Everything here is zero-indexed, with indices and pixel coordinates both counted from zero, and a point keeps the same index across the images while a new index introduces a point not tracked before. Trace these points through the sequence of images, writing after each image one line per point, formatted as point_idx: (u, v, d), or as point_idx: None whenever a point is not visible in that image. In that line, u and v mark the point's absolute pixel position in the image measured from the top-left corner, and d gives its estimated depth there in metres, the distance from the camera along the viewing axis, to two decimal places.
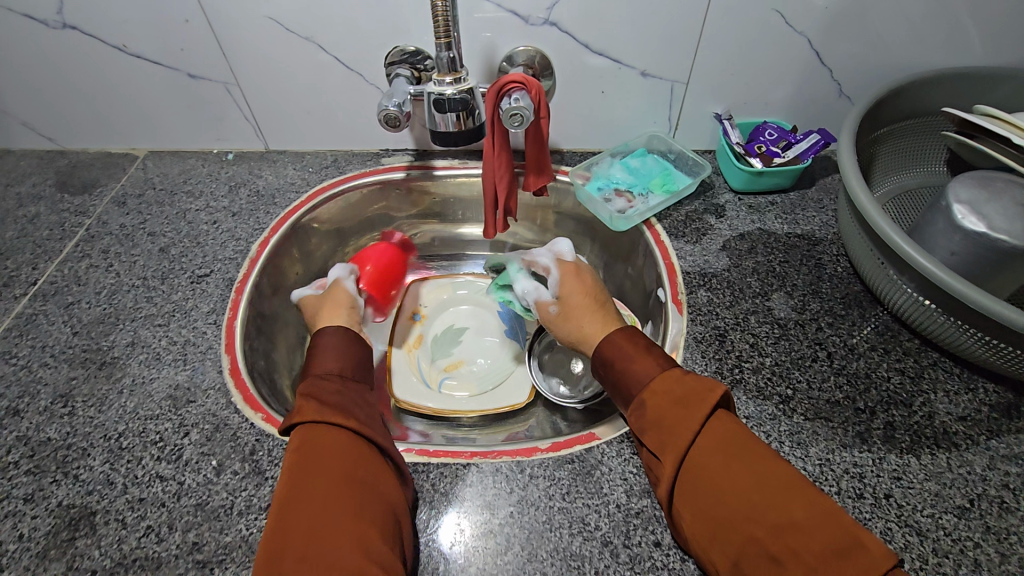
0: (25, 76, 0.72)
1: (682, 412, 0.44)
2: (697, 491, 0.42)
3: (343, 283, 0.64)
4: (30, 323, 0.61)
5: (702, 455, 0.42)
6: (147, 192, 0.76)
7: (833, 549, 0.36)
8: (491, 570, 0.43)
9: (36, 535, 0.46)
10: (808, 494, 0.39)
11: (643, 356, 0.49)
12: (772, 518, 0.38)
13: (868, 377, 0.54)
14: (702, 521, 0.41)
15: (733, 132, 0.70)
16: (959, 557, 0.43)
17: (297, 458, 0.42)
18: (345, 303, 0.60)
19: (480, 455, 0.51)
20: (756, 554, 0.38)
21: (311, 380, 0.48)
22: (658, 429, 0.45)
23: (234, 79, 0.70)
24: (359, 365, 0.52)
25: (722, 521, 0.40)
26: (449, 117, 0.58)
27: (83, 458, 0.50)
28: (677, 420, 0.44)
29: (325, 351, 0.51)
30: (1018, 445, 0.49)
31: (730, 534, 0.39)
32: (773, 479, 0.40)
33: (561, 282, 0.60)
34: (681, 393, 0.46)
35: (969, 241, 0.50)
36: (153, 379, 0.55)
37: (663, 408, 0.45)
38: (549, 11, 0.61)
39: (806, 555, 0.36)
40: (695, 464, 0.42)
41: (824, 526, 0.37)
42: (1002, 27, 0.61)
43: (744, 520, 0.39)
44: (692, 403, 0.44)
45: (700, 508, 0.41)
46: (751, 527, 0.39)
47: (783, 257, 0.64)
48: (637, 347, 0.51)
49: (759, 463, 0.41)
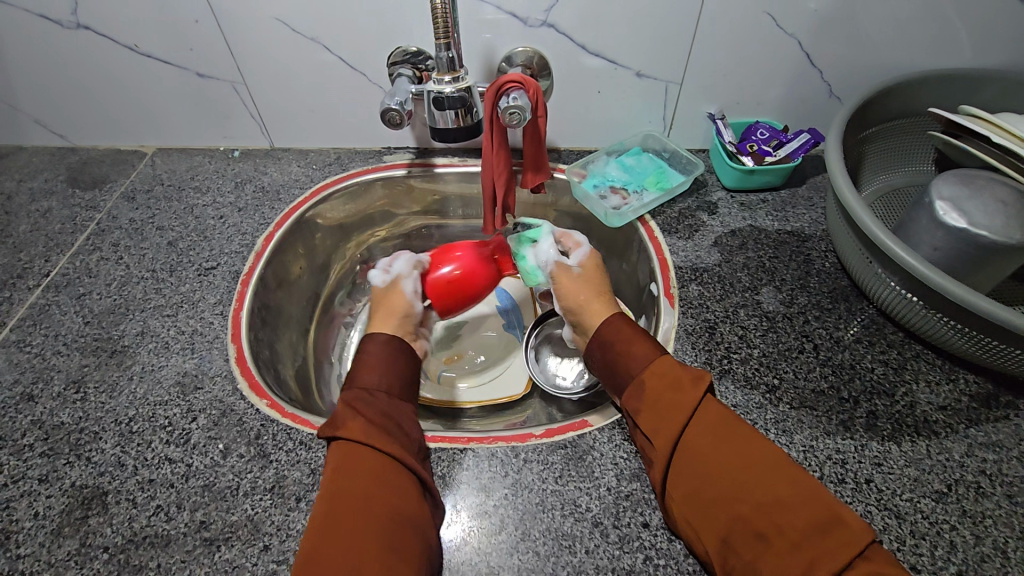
0: (39, 74, 0.75)
1: (675, 397, 0.46)
2: (689, 472, 0.44)
3: (402, 284, 0.62)
4: (43, 313, 0.63)
5: (692, 437, 0.45)
6: (156, 188, 0.78)
7: (816, 525, 0.38)
8: (486, 548, 0.45)
9: (51, 513, 0.48)
10: (792, 475, 0.41)
11: (641, 340, 0.52)
12: (757, 497, 0.40)
13: (853, 368, 0.55)
14: (692, 500, 0.43)
15: (726, 131, 0.71)
16: (935, 539, 0.44)
17: (335, 472, 0.43)
18: (398, 314, 0.59)
19: (477, 440, 0.52)
20: (742, 530, 0.40)
21: (354, 394, 0.48)
22: (652, 410, 0.47)
23: (242, 78, 0.73)
24: (403, 381, 0.52)
25: (711, 499, 0.42)
26: (448, 115, 0.60)
27: (95, 441, 0.52)
28: (671, 403, 0.46)
29: (369, 364, 0.51)
30: (996, 433, 0.50)
31: (719, 512, 0.41)
32: (759, 460, 0.42)
33: (585, 256, 0.64)
34: (672, 379, 0.48)
35: (951, 237, 0.52)
36: (162, 367, 0.57)
37: (659, 392, 0.47)
38: (547, 13, 0.63)
39: (790, 530, 0.38)
40: (687, 447, 0.44)
41: (806, 504, 0.39)
42: (987, 29, 0.63)
43: (731, 498, 0.41)
44: (683, 386, 0.47)
45: (691, 489, 0.43)
46: (738, 506, 0.41)
47: (773, 253, 0.65)
48: (636, 335, 0.53)
49: (748, 446, 0.43)
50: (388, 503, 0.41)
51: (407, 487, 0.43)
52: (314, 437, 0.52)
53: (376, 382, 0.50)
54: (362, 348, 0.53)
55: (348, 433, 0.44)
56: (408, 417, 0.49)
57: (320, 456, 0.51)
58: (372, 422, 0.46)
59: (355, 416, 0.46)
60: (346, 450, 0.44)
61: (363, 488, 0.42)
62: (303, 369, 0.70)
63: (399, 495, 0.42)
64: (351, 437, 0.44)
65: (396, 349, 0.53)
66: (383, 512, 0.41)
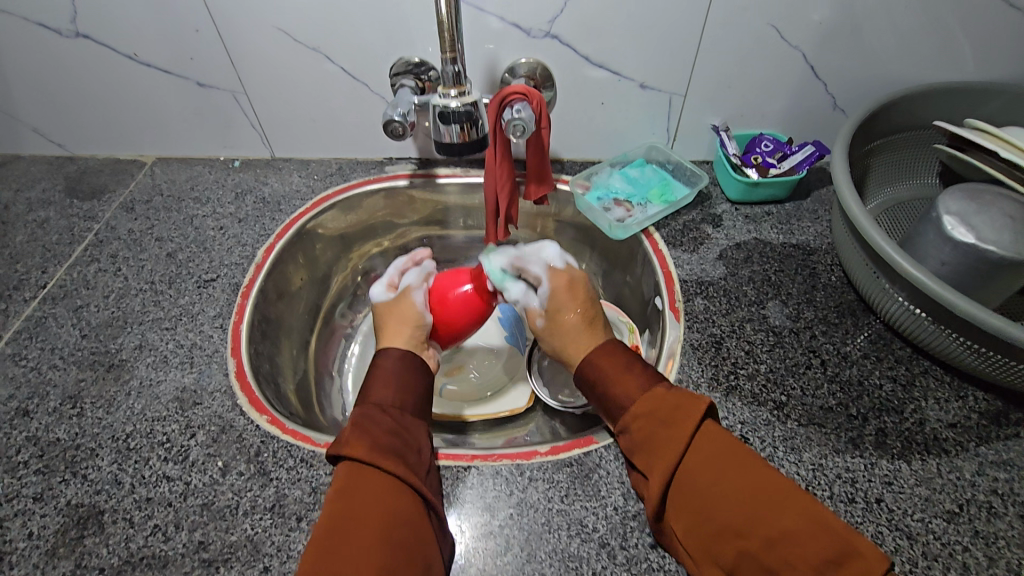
0: (38, 83, 0.74)
1: (666, 435, 0.45)
2: (686, 507, 0.43)
3: (412, 295, 0.60)
4: (39, 326, 0.62)
5: (689, 472, 0.43)
6: (155, 199, 0.77)
7: (825, 556, 0.37)
8: (491, 570, 0.44)
9: (45, 534, 0.47)
10: (799, 503, 0.40)
11: (625, 375, 0.50)
12: (762, 531, 0.39)
13: (861, 385, 0.55)
14: (695, 533, 0.42)
15: (730, 143, 0.71)
16: (948, 561, 0.44)
17: (337, 498, 0.42)
18: (410, 326, 0.58)
19: (481, 458, 0.51)
20: (749, 563, 0.39)
21: (360, 411, 0.47)
22: (648, 448, 0.46)
23: (243, 88, 0.72)
24: (415, 398, 0.51)
25: (713, 533, 0.41)
26: (453, 128, 0.60)
27: (92, 459, 0.51)
28: (665, 440, 0.45)
29: (379, 382, 0.50)
30: (1006, 451, 0.50)
31: (721, 545, 0.40)
32: (763, 492, 0.41)
33: (550, 299, 0.58)
34: (667, 410, 0.46)
35: (959, 252, 0.52)
36: (161, 381, 0.57)
37: (651, 427, 0.46)
38: (550, 25, 0.63)
39: (796, 564, 0.38)
40: (685, 480, 0.43)
41: (813, 536, 0.38)
42: (991, 43, 0.63)
43: (735, 534, 0.40)
44: (676, 420, 0.45)
45: (691, 523, 0.42)
46: (743, 541, 0.40)
47: (778, 267, 0.65)
48: (615, 368, 0.51)
49: (751, 476, 0.42)
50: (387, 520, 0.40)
51: (408, 506, 0.42)
52: (316, 455, 0.51)
53: (387, 399, 0.49)
54: (375, 365, 0.52)
55: (352, 450, 0.43)
56: (421, 438, 0.48)
57: (322, 474, 0.50)
58: (375, 440, 0.44)
59: (360, 435, 0.44)
60: (345, 471, 0.43)
61: (365, 508, 0.41)
62: (303, 381, 0.69)
63: (398, 515, 0.41)
64: (354, 457, 0.43)
65: (409, 366, 0.52)
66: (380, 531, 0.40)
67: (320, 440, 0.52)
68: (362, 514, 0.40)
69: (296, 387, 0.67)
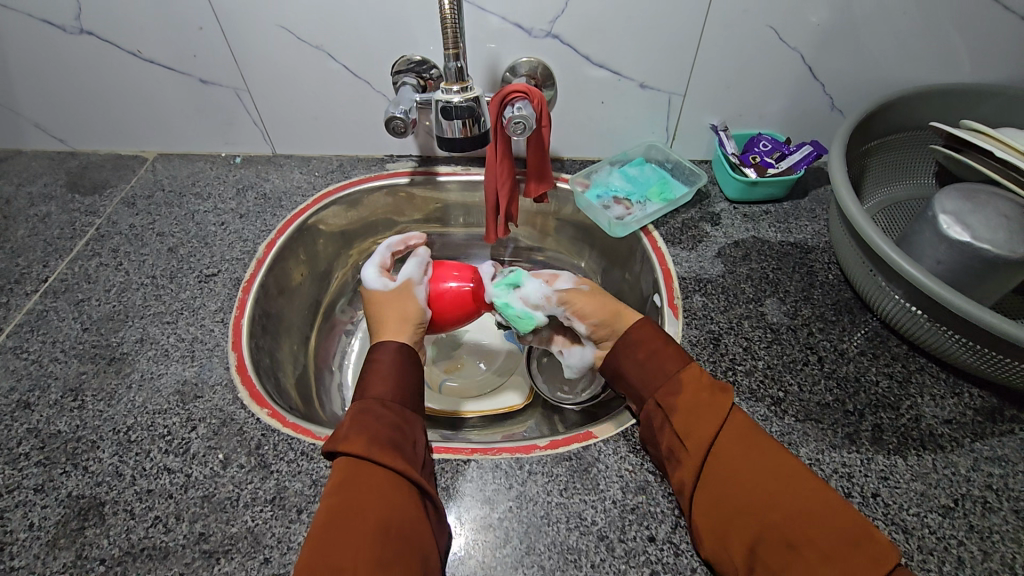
0: (41, 79, 0.74)
1: (706, 402, 0.47)
2: (714, 482, 0.44)
3: (414, 291, 0.61)
4: (40, 319, 0.62)
5: (724, 444, 0.45)
6: (157, 194, 0.77)
7: (844, 535, 0.39)
8: (490, 562, 0.45)
9: (46, 524, 0.47)
10: (818, 488, 0.41)
11: (672, 343, 0.52)
12: (788, 507, 0.40)
13: (857, 381, 0.55)
14: (720, 510, 0.42)
15: (728, 143, 0.72)
16: (943, 555, 0.44)
17: (337, 489, 0.42)
18: (412, 321, 0.59)
19: (480, 452, 0.52)
20: (771, 543, 0.40)
21: (359, 406, 0.47)
22: (688, 412, 0.47)
23: (246, 85, 0.72)
24: (412, 392, 0.51)
25: (738, 509, 0.42)
26: (456, 124, 0.59)
27: (93, 451, 0.51)
28: (711, 404, 0.46)
29: (377, 377, 0.51)
30: (1001, 447, 0.50)
31: (747, 519, 0.41)
32: (785, 472, 0.42)
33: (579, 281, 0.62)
34: (706, 382, 0.48)
35: (955, 250, 0.52)
36: (162, 375, 0.57)
37: (698, 390, 0.48)
38: (551, 24, 0.63)
39: (824, 538, 0.39)
40: (718, 452, 0.44)
41: (833, 517, 0.40)
42: (987, 46, 0.63)
43: (760, 510, 0.41)
44: (717, 390, 0.47)
45: (718, 496, 0.43)
46: (766, 518, 0.41)
47: (776, 265, 0.65)
48: (659, 335, 0.53)
49: (777, 458, 0.43)
50: (389, 512, 0.41)
51: (409, 498, 0.42)
52: (316, 448, 0.51)
53: (388, 392, 0.49)
54: (372, 359, 0.53)
55: (348, 447, 0.43)
56: (419, 431, 0.49)
57: (322, 467, 0.50)
58: (375, 434, 0.45)
59: (358, 431, 0.45)
60: (347, 464, 0.43)
61: (366, 499, 0.41)
62: (303, 376, 0.69)
63: (397, 508, 0.41)
64: (353, 453, 0.43)
65: (404, 361, 0.53)
66: (381, 524, 0.40)
67: (321, 433, 0.53)
68: (364, 506, 0.41)
69: (296, 381, 0.67)
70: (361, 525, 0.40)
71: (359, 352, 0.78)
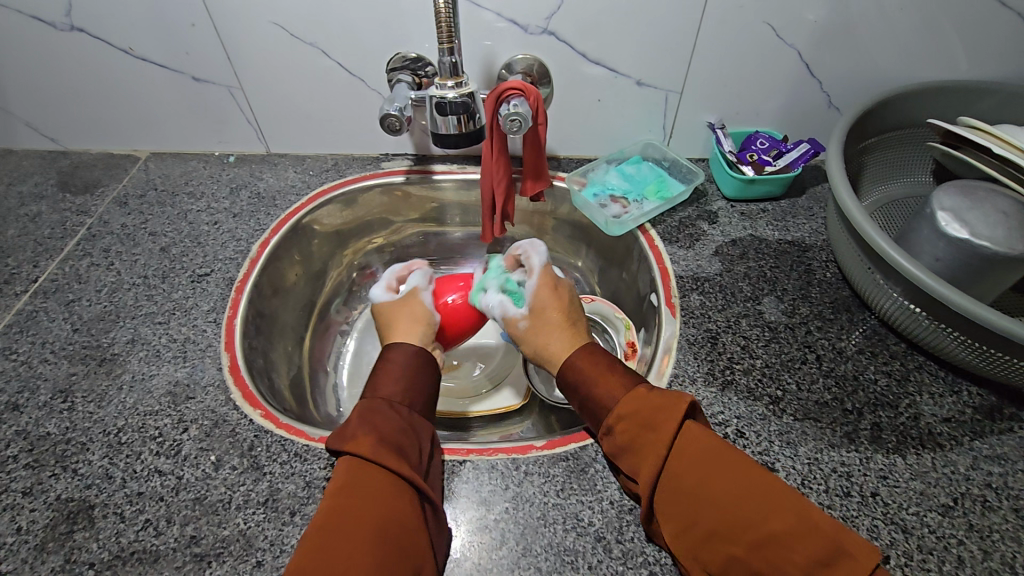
0: (27, 76, 0.73)
1: (653, 428, 0.45)
2: (675, 511, 0.42)
3: (419, 296, 0.61)
4: (30, 320, 0.61)
5: (675, 473, 0.43)
6: (149, 193, 0.76)
7: (813, 560, 0.38)
8: (486, 564, 0.44)
9: (34, 528, 0.46)
10: (791, 509, 0.40)
11: (610, 374, 0.50)
12: (749, 535, 0.39)
13: (856, 379, 0.55)
14: (684, 537, 0.42)
15: (726, 140, 0.72)
16: (943, 554, 0.44)
17: (336, 488, 0.42)
18: (422, 321, 0.59)
19: (477, 452, 0.51)
20: (736, 565, 0.40)
21: (375, 408, 0.47)
22: (631, 443, 0.46)
23: (238, 82, 0.72)
24: (421, 398, 0.51)
25: (700, 537, 0.41)
26: (450, 120, 0.59)
27: (83, 453, 0.50)
28: (650, 441, 0.45)
29: (388, 380, 0.51)
30: (1000, 445, 0.50)
31: (712, 548, 0.40)
32: (746, 497, 0.41)
33: (535, 291, 0.59)
34: (649, 412, 0.46)
35: (953, 247, 0.52)
36: (153, 376, 0.56)
37: (636, 424, 0.46)
38: (547, 21, 0.63)
39: (782, 565, 0.38)
40: (672, 483, 0.43)
41: (801, 540, 0.38)
42: (984, 41, 0.63)
43: (722, 538, 0.40)
44: (663, 416, 0.45)
45: (678, 524, 0.42)
46: (729, 544, 0.40)
47: (774, 263, 0.65)
48: (604, 363, 0.52)
49: (742, 479, 0.42)
50: (389, 511, 0.40)
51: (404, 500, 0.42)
52: (310, 449, 0.50)
53: (397, 394, 0.50)
54: (385, 359, 0.53)
55: (359, 446, 0.43)
56: (426, 440, 0.48)
57: (316, 468, 0.49)
58: (384, 436, 0.45)
59: (369, 431, 0.45)
60: (349, 466, 0.43)
61: (362, 503, 0.41)
62: (297, 377, 0.69)
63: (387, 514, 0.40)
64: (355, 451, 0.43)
65: (418, 364, 0.53)
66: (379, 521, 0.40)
67: (314, 434, 0.52)
68: (358, 509, 0.40)
69: (291, 383, 0.67)
70: (358, 525, 0.39)
71: (355, 351, 0.77)
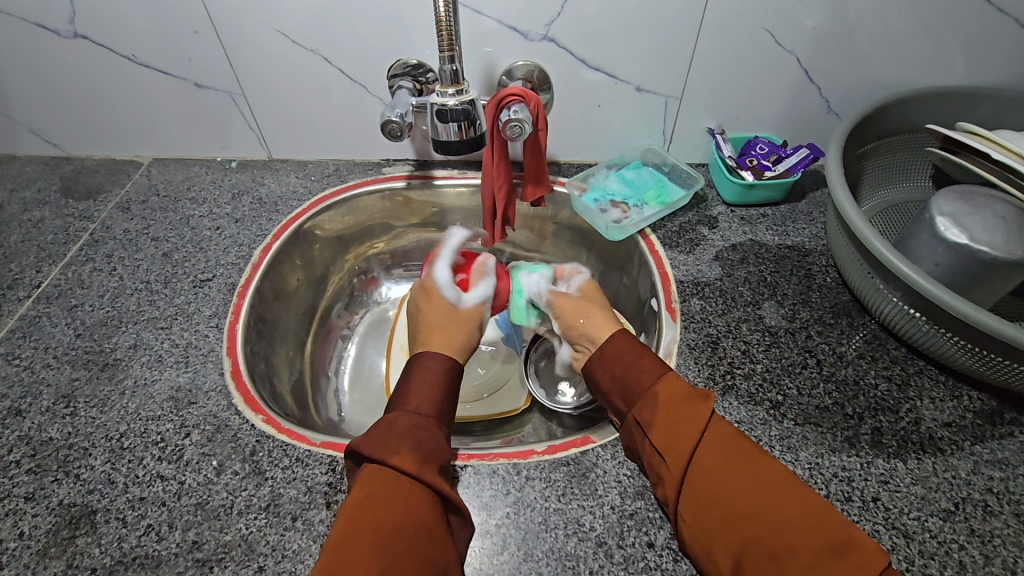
0: (31, 82, 0.74)
1: (686, 416, 0.45)
2: (698, 497, 0.42)
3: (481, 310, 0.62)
4: (33, 325, 0.62)
5: (702, 460, 0.44)
6: (152, 199, 0.77)
7: (830, 546, 0.38)
8: (488, 568, 0.44)
9: (36, 533, 0.46)
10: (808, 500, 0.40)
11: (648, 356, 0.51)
12: (772, 520, 0.40)
13: (856, 384, 0.55)
14: (704, 520, 0.42)
15: (726, 146, 0.72)
16: (944, 559, 0.44)
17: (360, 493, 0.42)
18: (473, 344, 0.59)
19: (478, 457, 0.51)
20: (756, 550, 0.39)
21: (407, 418, 0.47)
22: (664, 425, 0.46)
23: (240, 89, 0.72)
24: (447, 404, 0.51)
25: (722, 521, 0.41)
26: (451, 127, 0.60)
27: (85, 458, 0.51)
28: (682, 429, 0.45)
29: (419, 387, 0.50)
30: (1001, 450, 0.50)
31: (733, 531, 0.40)
32: (765, 484, 0.41)
33: (583, 283, 0.64)
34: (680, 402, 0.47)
35: (952, 252, 0.52)
36: (155, 381, 0.56)
37: (668, 409, 0.46)
38: (547, 28, 0.63)
39: (804, 550, 0.38)
40: (699, 470, 0.43)
41: (818, 529, 0.39)
42: (982, 47, 0.63)
43: (744, 520, 0.40)
44: (694, 408, 0.46)
45: (700, 508, 0.42)
46: (752, 528, 0.40)
47: (775, 268, 0.65)
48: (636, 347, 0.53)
49: (763, 470, 0.42)
50: (412, 516, 0.41)
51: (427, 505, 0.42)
52: (311, 454, 0.51)
53: (438, 412, 0.49)
54: (420, 364, 0.52)
55: (400, 462, 0.43)
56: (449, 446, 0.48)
57: (317, 473, 0.49)
58: (415, 447, 0.45)
59: (402, 443, 0.45)
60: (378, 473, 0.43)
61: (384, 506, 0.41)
62: (299, 382, 0.69)
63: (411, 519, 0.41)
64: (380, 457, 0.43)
65: (447, 374, 0.52)
66: (400, 524, 0.40)
67: (316, 439, 0.52)
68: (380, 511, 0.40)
69: (292, 388, 0.67)
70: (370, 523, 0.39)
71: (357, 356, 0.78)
